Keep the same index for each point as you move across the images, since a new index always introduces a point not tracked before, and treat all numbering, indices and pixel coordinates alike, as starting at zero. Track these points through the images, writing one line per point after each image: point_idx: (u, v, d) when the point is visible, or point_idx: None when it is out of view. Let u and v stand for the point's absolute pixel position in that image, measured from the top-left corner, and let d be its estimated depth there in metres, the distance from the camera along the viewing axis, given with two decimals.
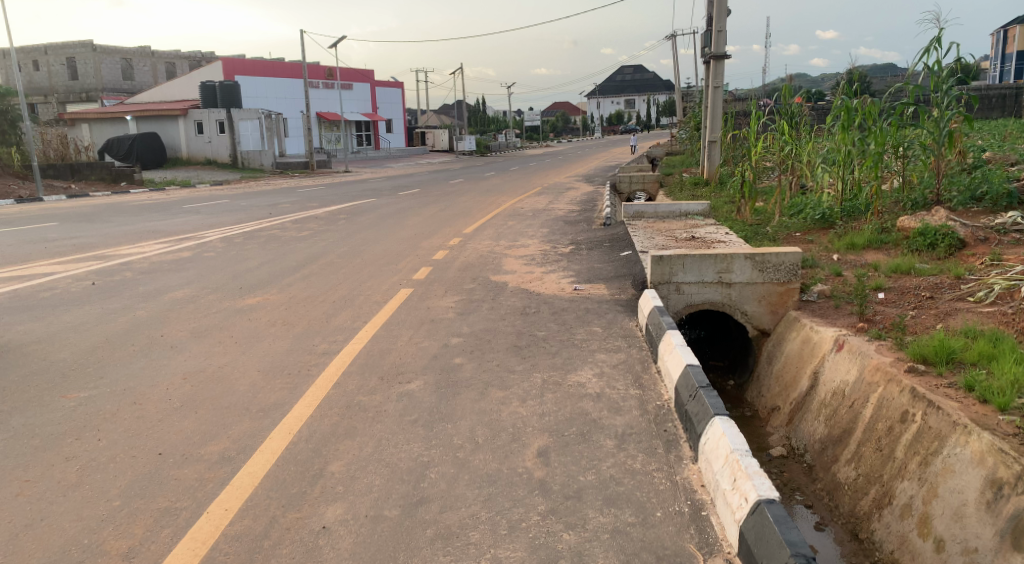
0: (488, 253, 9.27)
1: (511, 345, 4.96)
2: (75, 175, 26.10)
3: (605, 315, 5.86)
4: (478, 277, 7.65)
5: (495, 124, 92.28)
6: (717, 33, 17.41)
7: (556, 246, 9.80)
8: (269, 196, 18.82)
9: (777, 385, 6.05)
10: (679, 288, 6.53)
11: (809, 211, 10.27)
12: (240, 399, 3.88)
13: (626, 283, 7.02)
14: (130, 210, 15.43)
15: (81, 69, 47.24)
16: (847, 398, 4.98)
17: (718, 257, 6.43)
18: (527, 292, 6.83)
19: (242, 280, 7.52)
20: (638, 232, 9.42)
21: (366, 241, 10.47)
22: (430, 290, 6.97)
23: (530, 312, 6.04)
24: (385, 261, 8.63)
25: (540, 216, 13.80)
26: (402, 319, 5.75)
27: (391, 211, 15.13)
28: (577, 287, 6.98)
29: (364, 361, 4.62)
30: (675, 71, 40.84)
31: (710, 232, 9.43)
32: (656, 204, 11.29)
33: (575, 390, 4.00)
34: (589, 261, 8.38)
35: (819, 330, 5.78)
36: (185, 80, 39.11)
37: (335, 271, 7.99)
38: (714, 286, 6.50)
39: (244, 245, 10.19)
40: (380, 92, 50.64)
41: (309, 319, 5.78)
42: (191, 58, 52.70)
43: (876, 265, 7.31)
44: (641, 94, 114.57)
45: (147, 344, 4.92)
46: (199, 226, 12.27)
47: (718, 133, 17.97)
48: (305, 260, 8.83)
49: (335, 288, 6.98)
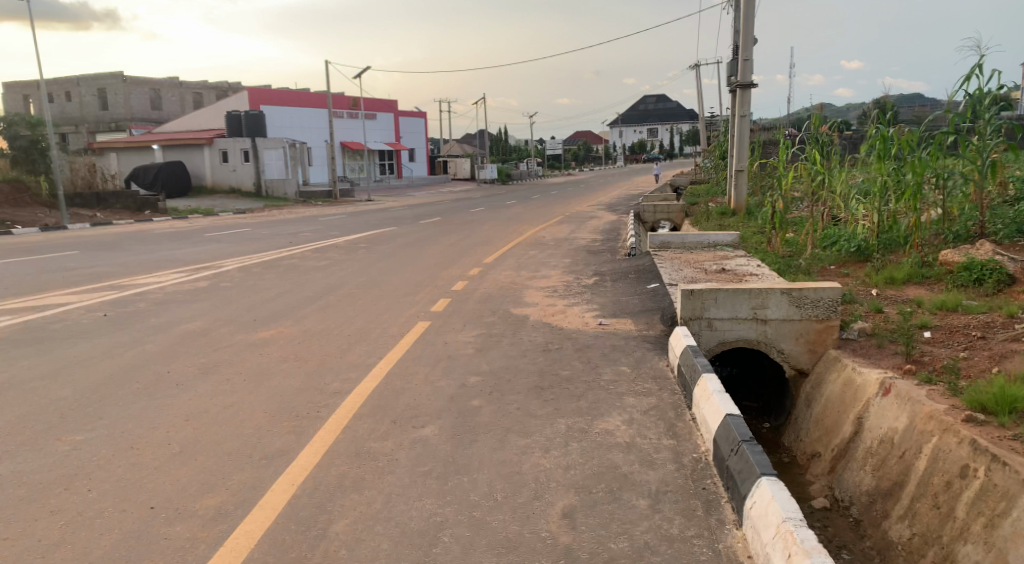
0: (509, 284, 9.03)
1: (533, 386, 4.68)
2: (102, 204, 26.54)
3: (632, 353, 5.55)
4: (499, 309, 7.41)
5: (517, 153, 92.98)
6: (743, 63, 17.21)
7: (579, 278, 9.54)
8: (290, 225, 18.89)
9: (817, 430, 5.62)
10: (711, 324, 6.23)
11: (843, 243, 9.90)
12: (243, 443, 3.65)
13: (654, 318, 6.71)
14: (153, 239, 15.54)
15: (112, 99, 48.55)
16: (896, 448, 4.54)
17: (753, 292, 6.12)
18: (550, 327, 6.55)
19: (257, 311, 7.37)
20: (666, 264, 9.13)
21: (385, 271, 10.32)
22: (449, 323, 6.74)
23: (552, 348, 5.77)
24: (404, 293, 8.43)
25: (562, 246, 13.57)
26: (419, 355, 5.51)
27: (410, 240, 15.02)
28: (602, 321, 6.69)
29: (377, 401, 4.37)
30: (698, 101, 40.71)
31: (741, 264, 9.10)
32: (683, 235, 11.01)
33: (602, 439, 3.69)
34: (614, 294, 8.09)
35: (862, 372, 5.38)
36: (213, 110, 39.96)
37: (352, 302, 7.81)
38: (749, 322, 6.19)
39: (261, 274, 10.09)
40: (404, 122, 51.24)
41: (322, 354, 5.57)
42: (218, 89, 53.98)
43: (919, 301, 6.92)
44: (663, 123, 114.84)
45: (151, 383, 4.75)
46: (218, 255, 12.25)
47: (744, 162, 17.67)
48: (322, 290, 8.69)
49: (350, 321, 6.78)
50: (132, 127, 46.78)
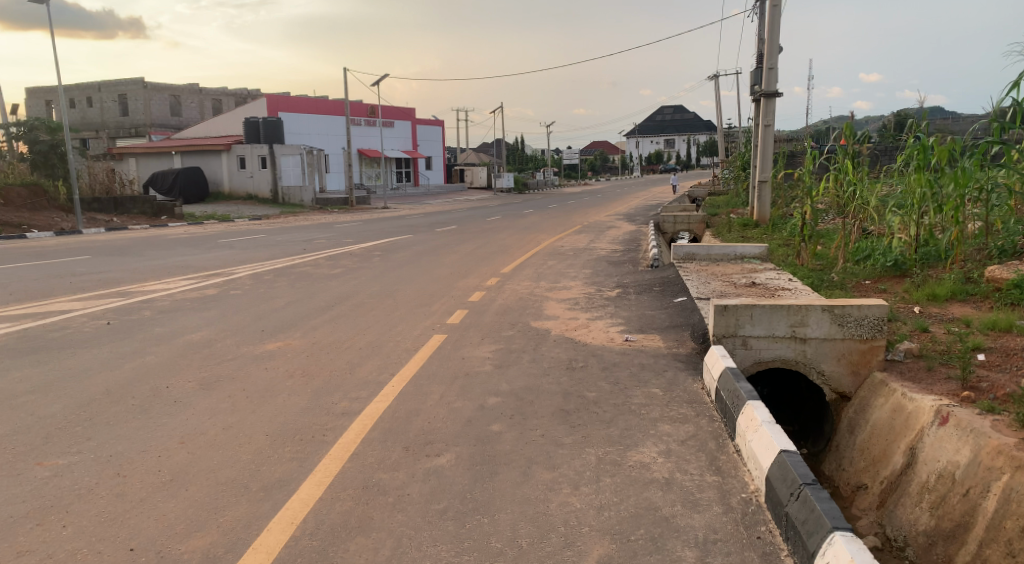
0: (528, 296, 8.69)
1: (558, 409, 4.32)
2: (119, 209, 26.63)
3: (663, 373, 5.18)
4: (518, 322, 7.07)
5: (534, 162, 92.85)
6: (768, 71, 16.76)
7: (601, 290, 9.16)
8: (304, 231, 18.73)
9: (863, 459, 5.16)
10: (746, 343, 5.82)
11: (878, 257, 9.42)
12: (239, 472, 3.37)
13: (683, 334, 6.33)
14: (166, 244, 15.40)
15: (133, 105, 49.04)
16: (959, 484, 4.07)
17: (791, 309, 5.70)
18: (573, 342, 6.19)
19: (266, 321, 7.12)
20: (692, 277, 8.74)
21: (400, 280, 10.01)
22: (465, 337, 6.42)
23: (576, 366, 5.41)
24: (419, 303, 8.12)
25: (582, 256, 13.22)
26: (434, 371, 5.19)
27: (426, 248, 14.73)
28: (628, 337, 6.31)
29: (388, 426, 4.04)
30: (718, 111, 40.18)
31: (770, 278, 8.69)
32: (708, 246, 10.61)
33: (637, 474, 3.32)
34: (639, 307, 7.71)
35: (913, 398, 4.92)
36: (232, 117, 40.15)
37: (365, 313, 7.51)
38: (786, 341, 5.76)
39: (273, 282, 9.85)
40: (421, 130, 51.18)
41: (332, 370, 5.27)
42: (237, 95, 54.40)
43: (969, 320, 6.42)
44: (680, 134, 114.22)
45: (147, 400, 4.51)
46: (230, 262, 12.05)
47: (768, 172, 17.18)
48: (334, 300, 8.40)
49: (362, 333, 6.48)
50: (151, 133, 47.16)
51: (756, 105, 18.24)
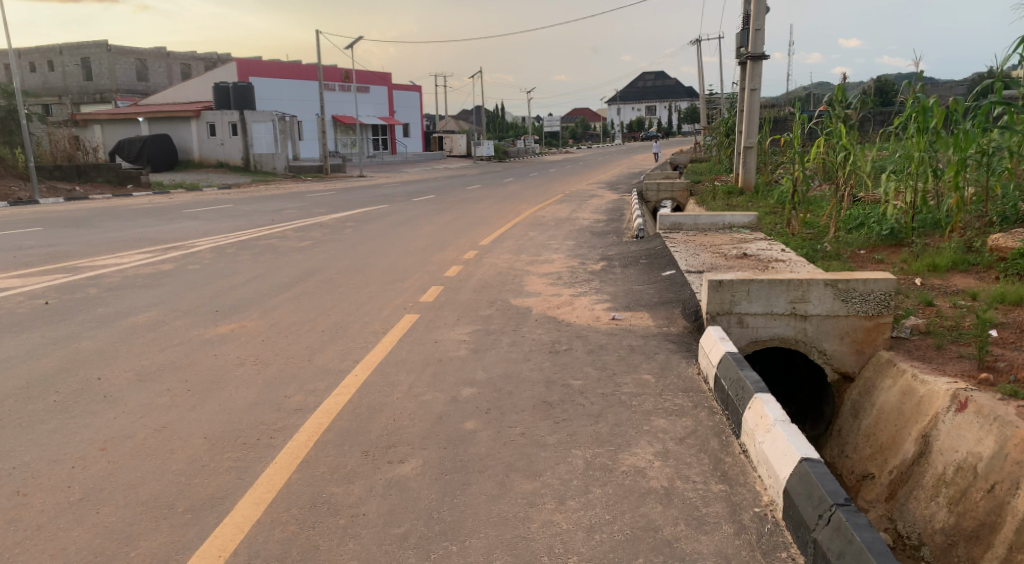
0: (508, 270, 8.16)
1: (539, 403, 3.84)
2: (82, 177, 25.41)
3: (654, 356, 4.73)
4: (497, 299, 6.57)
5: (514, 130, 91.46)
6: (755, 32, 16.14)
7: (584, 263, 8.66)
8: (274, 201, 17.90)
9: (871, 447, 4.80)
10: (742, 320, 5.36)
11: (872, 226, 9.02)
12: (165, 487, 2.86)
13: (674, 311, 5.87)
14: (127, 214, 14.57)
15: (96, 69, 46.96)
16: (981, 479, 3.70)
17: (792, 284, 5.25)
18: (555, 322, 5.71)
19: (222, 299, 6.53)
20: (679, 248, 8.27)
21: (372, 254, 9.42)
22: (439, 316, 5.90)
23: (560, 349, 4.93)
24: (391, 279, 7.56)
25: (564, 226, 12.68)
26: (403, 357, 4.68)
27: (401, 218, 14.09)
28: (615, 315, 5.83)
29: (347, 426, 3.53)
30: (699, 78, 39.51)
31: (762, 248, 8.26)
32: (696, 216, 10.16)
33: (632, 483, 2.86)
34: (626, 281, 7.24)
35: (926, 381, 4.51)
36: (200, 82, 38.56)
37: (332, 290, 6.94)
38: (786, 319, 5.32)
39: (235, 256, 9.20)
40: (397, 95, 49.71)
41: (289, 356, 4.73)
42: (206, 59, 52.41)
43: (975, 292, 6.01)
44: (662, 101, 113.17)
45: (73, 396, 3.95)
46: (192, 233, 11.33)
47: (754, 138, 16.67)
48: (300, 275, 7.81)
49: (327, 313, 5.93)
50: (116, 98, 45.30)
51: (742, 68, 17.63)
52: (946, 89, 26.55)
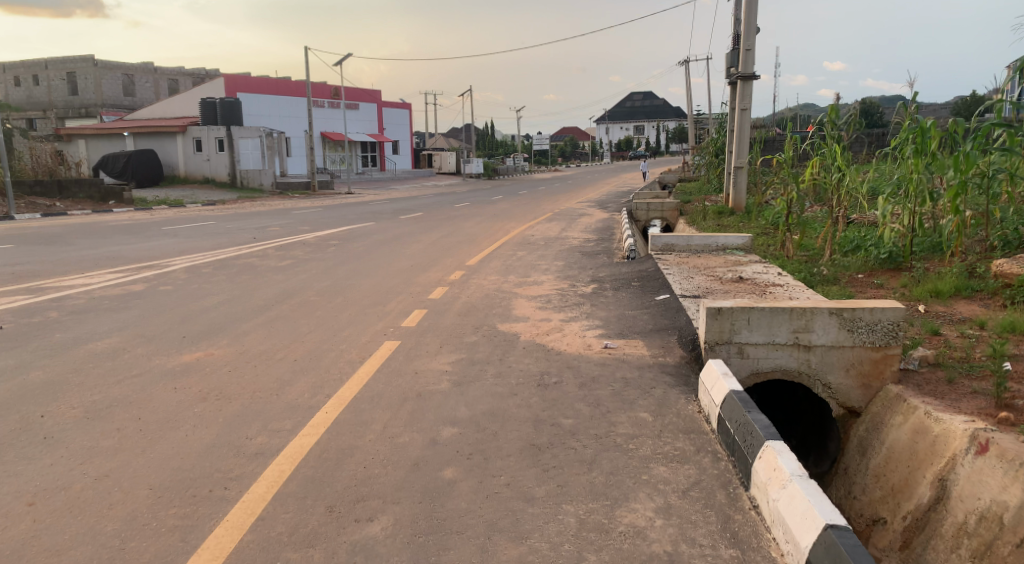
0: (495, 292, 7.83)
1: (527, 446, 3.49)
2: (63, 193, 24.87)
3: (651, 391, 4.40)
4: (483, 325, 6.22)
5: (503, 148, 91.68)
6: (746, 52, 16.06)
7: (574, 285, 8.35)
8: (258, 219, 17.51)
9: (881, 489, 4.48)
10: (742, 350, 5.07)
11: (869, 249, 8.78)
12: (95, 554, 2.48)
13: (670, 339, 5.56)
14: (103, 231, 14.10)
15: (81, 84, 46.47)
16: (1006, 531, 3.39)
17: (794, 313, 4.97)
18: (545, 350, 5.38)
19: (191, 323, 6.13)
20: (673, 271, 7.99)
21: (355, 274, 9.05)
22: (422, 343, 5.55)
23: (550, 382, 4.59)
24: (373, 301, 7.21)
25: (553, 246, 12.39)
26: (380, 391, 4.32)
27: (387, 237, 13.73)
28: (608, 343, 5.51)
29: (312, 474, 3.16)
30: (686, 98, 39.75)
31: (758, 272, 8.00)
32: (689, 237, 9.90)
33: (632, 548, 2.52)
34: (618, 306, 6.93)
35: (940, 419, 4.20)
36: (186, 97, 38.19)
37: (309, 313, 6.57)
38: (788, 349, 5.03)
39: (211, 276, 8.80)
40: (387, 112, 49.55)
41: (255, 389, 4.35)
42: (194, 74, 52.08)
43: (983, 320, 5.75)
44: (650, 120, 114.09)
45: (10, 438, 3.55)
46: (169, 252, 10.91)
47: (745, 159, 16.54)
48: (277, 297, 7.42)
49: (301, 340, 5.56)
50: (102, 113, 44.89)
51: (732, 88, 17.56)
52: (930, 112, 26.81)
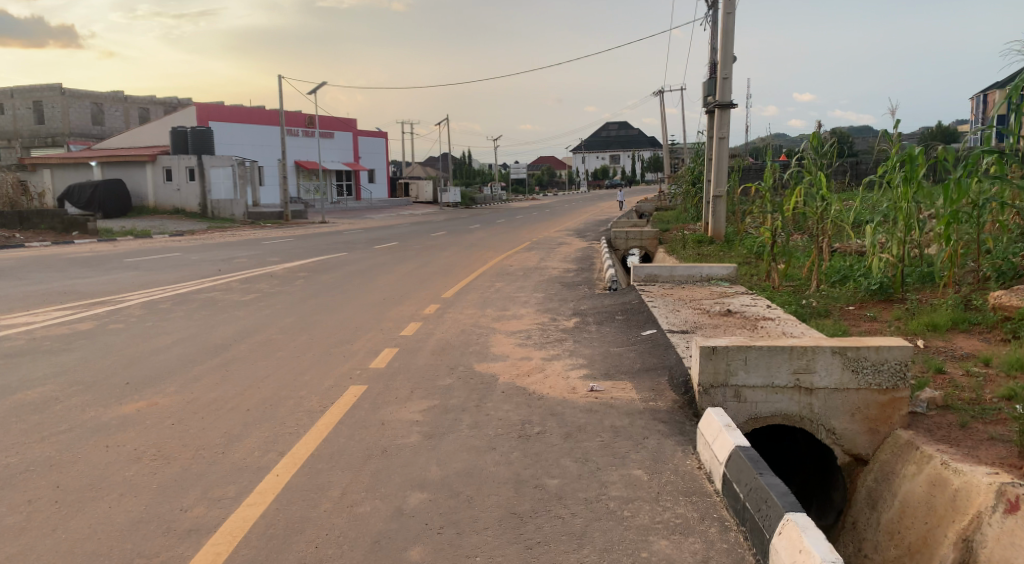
0: (472, 328, 7.37)
1: (507, 516, 3.02)
2: (24, 224, 23.99)
3: (644, 443, 3.96)
4: (459, 364, 5.76)
5: (479, 177, 91.81)
6: (723, 81, 16.04)
7: (555, 319, 7.92)
8: (226, 250, 16.89)
9: (896, 547, 4.09)
10: (739, 394, 4.70)
11: (859, 280, 8.71)
12: None
13: (660, 380, 5.16)
14: (58, 264, 13.37)
15: (48, 113, 45.52)
16: None
17: (794, 353, 4.63)
18: (525, 394, 4.92)
19: (137, 365, 5.57)
20: (658, 304, 7.65)
21: (322, 309, 8.53)
22: (391, 388, 5.06)
23: (532, 431, 4.14)
24: (340, 340, 6.70)
25: (532, 277, 11.99)
26: (340, 448, 3.82)
27: (359, 268, 13.23)
28: (594, 385, 5.07)
29: (253, 558, 2.66)
30: (661, 128, 40.14)
31: (746, 304, 7.70)
32: (672, 267, 9.60)
33: None
34: (602, 342, 6.52)
35: (959, 469, 3.82)
36: (157, 125, 37.52)
37: (270, 354, 6.04)
38: (789, 392, 4.68)
39: (167, 312, 8.22)
40: (363, 141, 49.25)
41: (198, 445, 3.82)
42: (166, 103, 51.41)
43: (987, 356, 5.46)
44: (626, 150, 115.52)
45: None
46: (126, 285, 10.28)
47: (723, 187, 16.43)
48: (237, 335, 6.89)
49: (257, 386, 5.04)
50: (69, 142, 43.96)
51: (710, 117, 17.57)
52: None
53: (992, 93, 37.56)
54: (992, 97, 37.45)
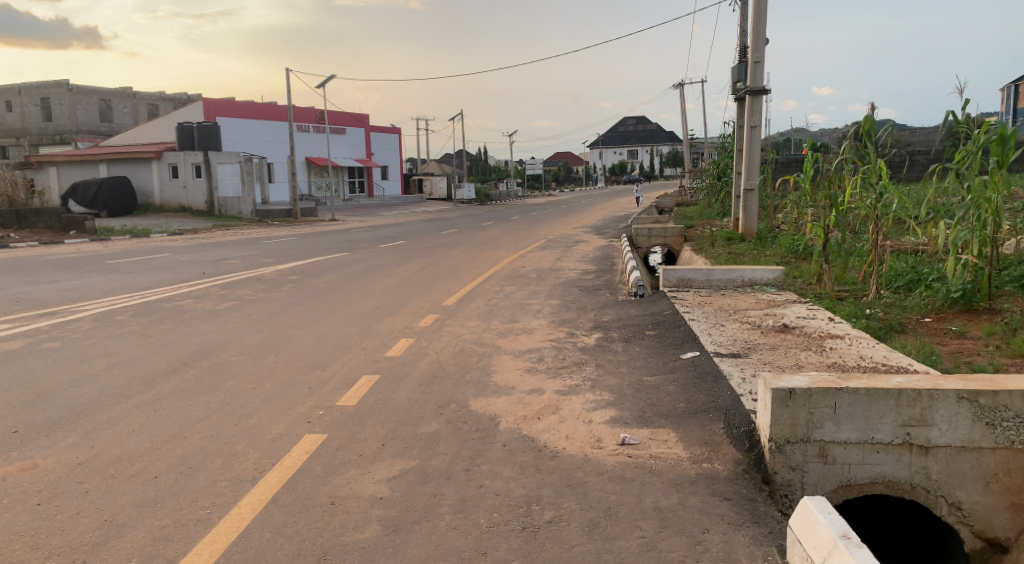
0: (473, 346, 6.13)
1: None
2: (21, 223, 23.26)
3: (703, 543, 2.71)
4: (451, 401, 4.53)
5: (494, 174, 90.57)
6: (754, 65, 14.58)
7: (572, 334, 6.67)
8: (219, 250, 15.84)
9: None
10: (826, 454, 3.43)
11: (934, 286, 7.36)
12: None
13: (714, 429, 3.88)
14: (33, 266, 12.35)
15: (56, 110, 45.12)
16: None
17: (904, 398, 3.32)
18: (533, 449, 3.67)
19: (44, 403, 4.41)
20: (698, 319, 6.39)
21: (301, 322, 7.33)
22: (357, 439, 3.83)
23: (540, 518, 2.90)
24: (311, 364, 5.49)
25: (547, 280, 10.74)
26: (257, 554, 2.60)
27: (356, 270, 12.07)
28: (627, 437, 3.81)
29: None
30: (680, 123, 38.66)
31: (803, 318, 6.41)
32: (708, 270, 8.33)
33: None
34: (632, 368, 5.26)
35: None
36: (166, 121, 36.78)
37: (217, 388, 4.85)
38: (897, 452, 3.37)
39: (122, 325, 7.06)
40: (375, 137, 48.23)
41: (52, 546, 2.63)
42: (175, 99, 50.89)
43: None
44: (643, 145, 113.67)
45: None
46: (91, 291, 9.19)
47: (755, 180, 15.02)
48: (189, 358, 5.71)
49: (183, 437, 3.84)
50: (77, 140, 43.45)
51: (739, 104, 16.16)
52: (924, 136, 26.40)
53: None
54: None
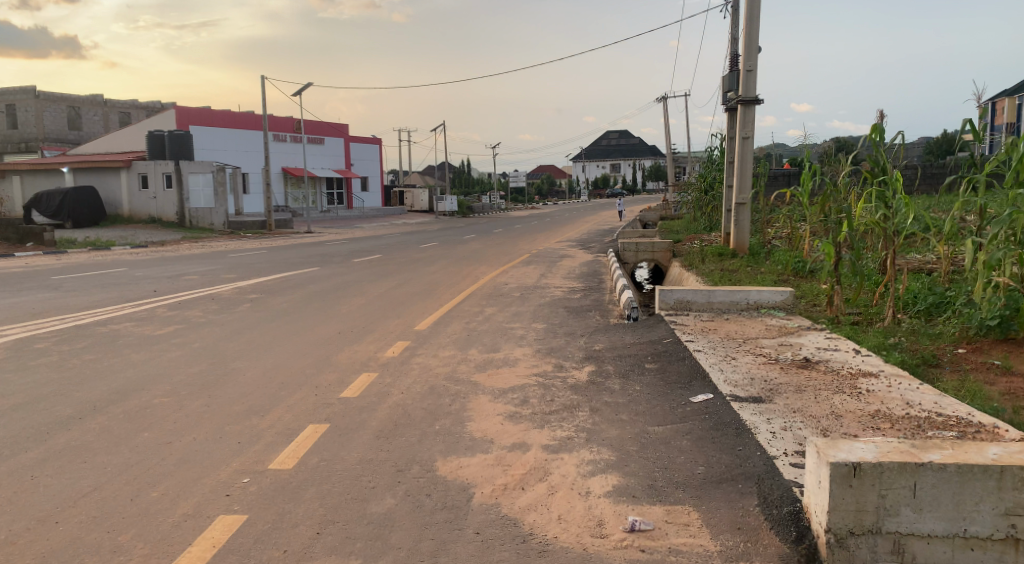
0: (445, 384, 5.24)
1: None
2: None
3: None
4: (413, 462, 3.63)
5: (478, 186, 89.88)
6: (746, 74, 13.87)
7: (561, 366, 5.81)
8: (179, 264, 14.82)
9: None
10: (904, 551, 2.57)
11: (964, 311, 6.58)
12: None
13: (748, 509, 3.02)
14: None
15: (22, 117, 43.63)
16: None
17: (1009, 478, 2.47)
18: (515, 540, 2.79)
19: None
20: (706, 351, 5.55)
21: (251, 351, 6.39)
22: (283, 525, 2.93)
23: None
24: (249, 409, 4.56)
25: (530, 300, 9.88)
26: None
27: (323, 287, 11.14)
28: (637, 520, 2.94)
29: None
30: (664, 136, 38.31)
31: (824, 349, 5.60)
32: (709, 292, 7.54)
33: None
34: (633, 413, 4.39)
35: None
36: (135, 129, 35.49)
37: (126, 443, 3.93)
38: (998, 550, 2.52)
39: (37, 356, 6.06)
40: (354, 148, 47.23)
41: None
42: (148, 108, 49.57)
43: None
44: (626, 159, 113.94)
45: None
46: (18, 313, 8.17)
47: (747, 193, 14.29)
48: (104, 400, 4.77)
49: (57, 523, 2.93)
50: (45, 148, 42.02)
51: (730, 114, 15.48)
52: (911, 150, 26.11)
53: (1002, 99, 35.62)
54: (1003, 103, 35.51)
